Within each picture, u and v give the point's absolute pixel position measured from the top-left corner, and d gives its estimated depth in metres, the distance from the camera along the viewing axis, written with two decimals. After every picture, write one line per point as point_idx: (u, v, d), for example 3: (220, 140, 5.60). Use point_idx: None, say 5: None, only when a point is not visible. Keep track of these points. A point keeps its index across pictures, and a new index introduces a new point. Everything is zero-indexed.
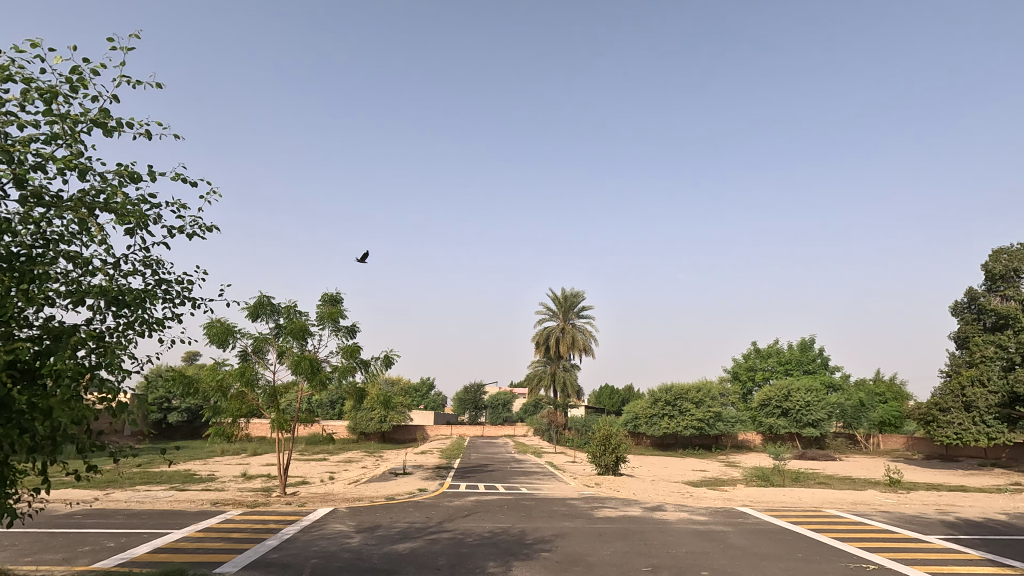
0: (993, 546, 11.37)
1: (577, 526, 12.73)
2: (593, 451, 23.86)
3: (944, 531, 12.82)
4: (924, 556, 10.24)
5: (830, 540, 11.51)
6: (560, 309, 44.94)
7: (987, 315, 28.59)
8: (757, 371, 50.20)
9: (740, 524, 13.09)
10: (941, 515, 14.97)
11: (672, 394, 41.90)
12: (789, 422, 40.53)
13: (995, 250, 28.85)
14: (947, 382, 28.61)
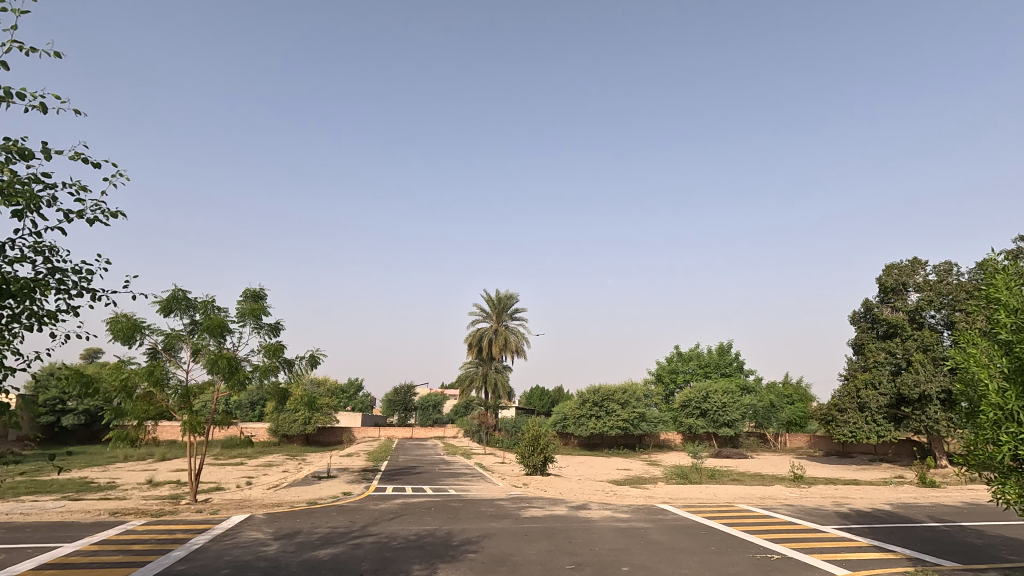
0: (879, 534, 12.54)
1: (504, 527, 12.81)
2: (522, 451, 24.07)
3: (838, 521, 13.98)
4: (821, 545, 11.12)
5: (740, 533, 12.24)
6: (493, 311, 45.04)
7: (879, 324, 31.30)
8: (678, 374, 52.65)
9: (660, 521, 13.64)
10: (836, 507, 16.31)
11: (600, 395, 43.13)
12: (707, 422, 42.78)
13: (888, 266, 31.75)
14: (845, 384, 31.18)
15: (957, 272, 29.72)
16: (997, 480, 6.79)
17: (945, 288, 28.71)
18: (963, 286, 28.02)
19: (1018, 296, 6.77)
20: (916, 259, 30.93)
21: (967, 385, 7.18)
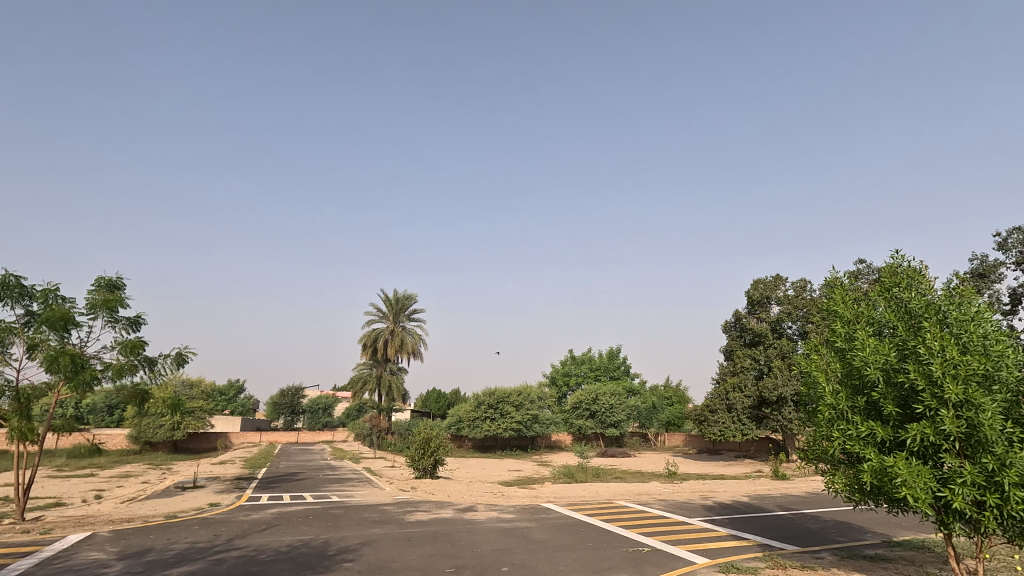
0: (736, 523, 13.75)
1: (386, 533, 12.41)
2: (412, 454, 23.55)
3: (703, 513, 15.18)
4: (686, 537, 11.96)
5: (616, 528, 12.85)
6: (390, 311, 43.79)
7: (747, 332, 34.36)
8: (571, 377, 54.58)
9: (543, 519, 13.95)
10: (703, 500, 17.70)
11: (494, 398, 43.47)
12: (595, 423, 44.69)
13: (755, 280, 35.05)
14: (716, 387, 34.04)
15: (811, 289, 33.58)
16: (828, 470, 7.68)
17: (800, 302, 32.34)
18: (814, 301, 31.69)
19: (851, 310, 7.74)
20: (778, 275, 34.50)
21: (810, 387, 8.07)
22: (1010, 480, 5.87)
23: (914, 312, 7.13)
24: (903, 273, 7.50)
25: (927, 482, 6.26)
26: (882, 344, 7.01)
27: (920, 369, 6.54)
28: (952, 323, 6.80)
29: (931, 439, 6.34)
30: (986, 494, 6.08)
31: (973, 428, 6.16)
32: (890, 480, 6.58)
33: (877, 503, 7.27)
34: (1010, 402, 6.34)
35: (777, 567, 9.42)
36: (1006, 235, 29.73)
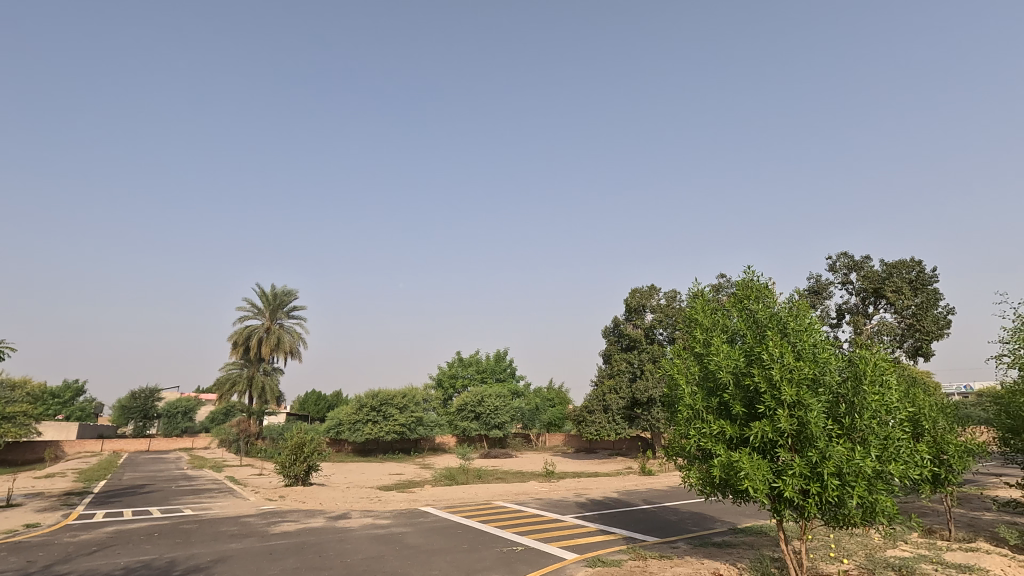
0: (605, 518, 14.48)
1: (245, 547, 11.42)
2: (282, 461, 21.97)
3: (576, 510, 15.81)
4: (558, 534, 12.36)
5: (492, 528, 12.93)
6: (266, 307, 40.71)
7: (624, 337, 36.47)
8: (458, 379, 54.48)
9: (419, 523, 13.67)
10: (576, 497, 18.47)
11: (378, 400, 42.07)
12: (479, 424, 44.96)
13: (633, 289, 37.39)
14: (594, 389, 35.82)
15: (680, 299, 36.53)
16: (685, 465, 8.31)
17: (670, 311, 35.07)
18: (681, 310, 34.53)
19: (709, 318, 8.45)
20: (653, 285, 37.13)
21: (673, 389, 8.67)
22: (828, 470, 6.74)
23: (761, 322, 7.97)
24: (753, 287, 8.34)
25: (764, 474, 7.00)
26: (733, 350, 7.73)
27: (763, 373, 7.29)
28: (790, 332, 7.69)
29: (770, 435, 7.09)
30: (810, 483, 6.92)
31: (802, 425, 7.00)
32: (735, 474, 7.26)
33: (724, 494, 7.99)
34: (831, 402, 7.29)
35: (638, 557, 10.00)
36: (835, 257, 34.61)
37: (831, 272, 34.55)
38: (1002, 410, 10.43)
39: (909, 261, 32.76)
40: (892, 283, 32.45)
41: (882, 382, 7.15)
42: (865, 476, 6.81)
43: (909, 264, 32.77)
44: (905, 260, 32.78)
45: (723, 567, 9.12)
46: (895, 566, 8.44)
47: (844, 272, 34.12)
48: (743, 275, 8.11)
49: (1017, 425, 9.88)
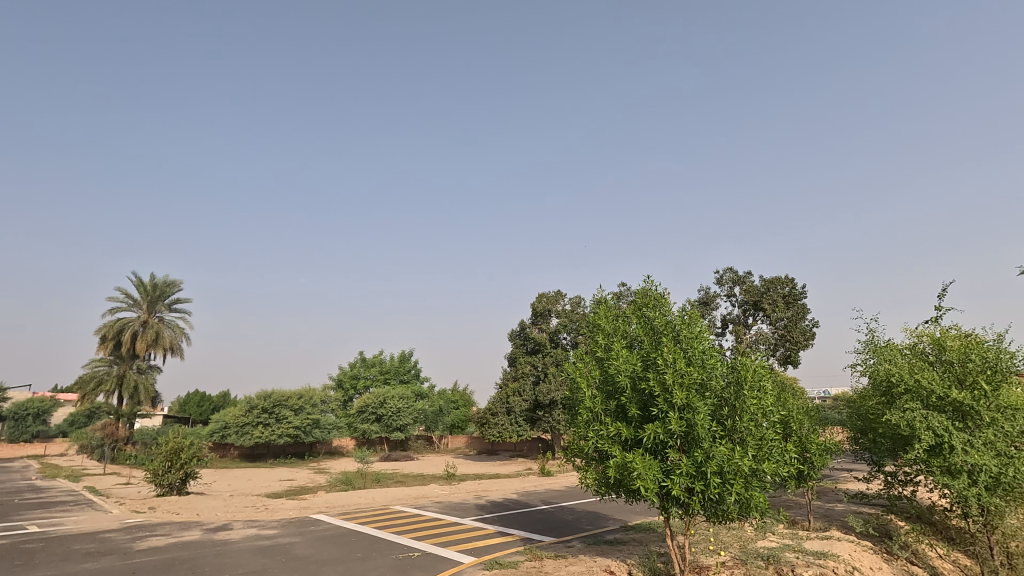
0: (503, 520, 14.55)
1: (101, 567, 10.12)
2: (154, 468, 19.84)
3: (475, 512, 15.76)
4: (456, 538, 12.21)
5: (388, 535, 12.51)
6: (144, 299, 36.78)
7: (529, 341, 37.02)
8: (359, 380, 52.48)
9: (310, 532, 12.92)
10: (476, 500, 18.42)
11: (270, 401, 39.45)
12: (380, 427, 43.62)
13: (540, 294, 38.11)
14: (499, 391, 36.07)
15: (583, 305, 37.80)
16: (583, 466, 8.51)
17: (574, 316, 36.19)
18: (585, 316, 35.78)
19: (611, 323, 8.75)
20: (559, 291, 38.09)
21: (574, 391, 8.87)
22: (711, 469, 7.20)
23: (657, 329, 8.38)
24: (651, 296, 8.75)
25: (654, 474, 7.34)
26: (631, 355, 8.05)
27: (657, 377, 7.65)
28: (683, 339, 8.15)
29: (662, 437, 7.44)
30: (695, 482, 7.36)
31: (690, 427, 7.43)
32: (628, 474, 7.55)
33: (617, 494, 8.29)
34: (716, 405, 7.81)
35: (535, 558, 10.11)
36: (722, 272, 37.55)
37: (719, 285, 37.44)
38: (854, 413, 11.79)
39: (784, 278, 36.31)
40: (769, 298, 35.78)
41: (759, 387, 7.78)
42: (742, 474, 7.36)
43: (783, 280, 36.33)
44: (780, 277, 36.29)
45: (614, 563, 9.46)
46: (763, 556, 9.20)
47: (730, 286, 37.11)
48: (643, 284, 8.48)
49: (865, 427, 11.21)
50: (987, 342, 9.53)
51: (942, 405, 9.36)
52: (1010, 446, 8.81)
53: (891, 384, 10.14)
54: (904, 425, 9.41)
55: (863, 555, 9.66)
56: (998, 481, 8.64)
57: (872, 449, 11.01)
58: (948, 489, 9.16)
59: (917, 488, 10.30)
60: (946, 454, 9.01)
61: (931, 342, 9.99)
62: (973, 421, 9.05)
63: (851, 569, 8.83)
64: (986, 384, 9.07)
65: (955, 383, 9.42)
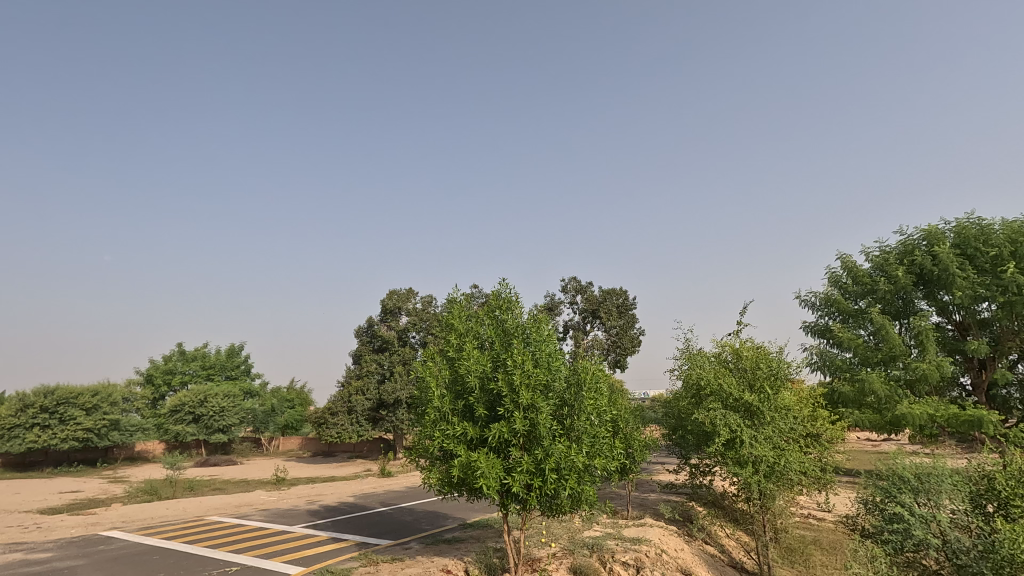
0: (338, 525, 13.81)
1: None
2: None
3: (306, 519, 14.74)
4: (282, 548, 11.28)
5: (200, 550, 11.13)
6: None
7: (376, 338, 35.73)
8: (175, 375, 46.21)
9: (98, 553, 10.95)
10: (308, 505, 17.24)
11: (53, 399, 32.92)
12: (198, 428, 38.87)
13: (391, 290, 36.99)
14: (340, 390, 34.31)
15: (435, 304, 37.59)
16: (427, 466, 8.40)
17: (425, 315, 35.85)
18: (435, 315, 35.60)
19: (463, 323, 8.77)
20: (410, 289, 37.36)
21: (422, 390, 8.71)
22: (549, 465, 7.58)
23: (508, 331, 8.65)
24: (504, 298, 8.97)
25: (497, 472, 7.52)
26: (482, 355, 8.17)
27: (506, 378, 7.87)
28: (531, 341, 8.49)
29: (506, 436, 7.66)
30: (534, 478, 7.69)
31: (533, 426, 7.74)
32: (472, 473, 7.63)
33: (460, 492, 8.33)
34: (557, 405, 8.23)
35: (370, 563, 9.76)
36: (567, 280, 40.06)
37: (563, 293, 39.88)
38: (669, 412, 13.31)
39: (618, 290, 39.92)
40: (606, 307, 39.06)
41: (596, 388, 8.39)
42: (576, 470, 7.86)
43: (619, 292, 39.92)
44: (616, 289, 39.84)
45: (451, 562, 9.50)
46: (588, 545, 9.94)
47: (573, 294, 39.76)
48: (498, 286, 8.67)
49: (676, 424, 12.77)
50: (772, 354, 11.37)
51: (737, 405, 10.98)
52: (782, 440, 10.64)
53: (700, 386, 11.62)
54: (709, 423, 10.85)
55: (669, 538, 10.93)
56: (772, 469, 10.36)
57: (681, 444, 12.53)
58: (737, 476, 10.76)
59: (712, 477, 11.95)
60: (737, 447, 10.58)
61: (732, 351, 11.67)
62: (758, 418, 10.78)
63: (660, 550, 9.94)
64: (768, 389, 10.86)
65: (747, 387, 11.12)
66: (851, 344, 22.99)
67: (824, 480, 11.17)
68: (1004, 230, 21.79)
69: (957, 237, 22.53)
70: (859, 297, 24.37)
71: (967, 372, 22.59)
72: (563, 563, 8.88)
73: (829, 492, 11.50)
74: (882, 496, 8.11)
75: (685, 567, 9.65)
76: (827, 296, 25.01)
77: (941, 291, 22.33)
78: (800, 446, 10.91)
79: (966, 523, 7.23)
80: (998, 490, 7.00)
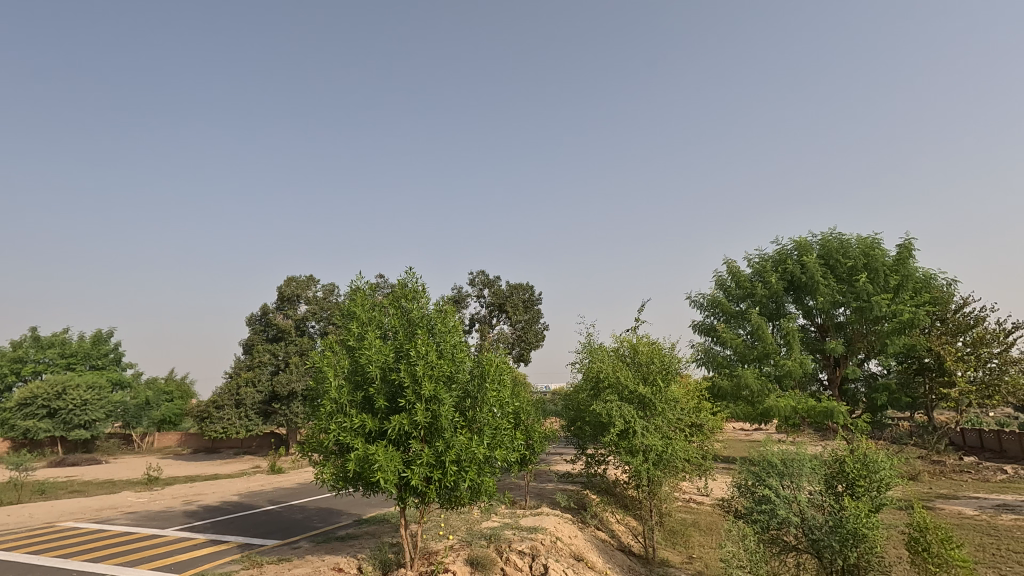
0: (218, 526, 12.79)
1: None
2: None
3: (181, 521, 13.48)
4: (151, 553, 10.22)
5: (48, 561, 9.76)
6: None
7: (270, 327, 33.48)
8: (26, 364, 40.45)
9: None
10: (185, 506, 15.83)
11: None
12: (53, 424, 34.37)
13: (289, 277, 34.70)
14: (227, 382, 31.88)
15: (337, 293, 35.92)
16: (320, 462, 7.96)
17: (326, 305, 34.19)
18: (336, 305, 34.04)
19: (366, 312, 8.42)
20: (311, 276, 35.40)
21: (319, 381, 8.26)
22: (450, 457, 7.48)
23: (412, 321, 8.45)
24: (410, 287, 8.73)
25: (395, 465, 7.31)
26: (384, 345, 7.91)
27: (408, 369, 7.67)
28: (436, 332, 8.35)
29: (406, 428, 7.46)
30: (433, 471, 7.55)
31: (434, 418, 7.61)
32: (369, 467, 7.36)
33: (354, 488, 8.00)
34: (460, 397, 8.15)
35: (253, 566, 9.12)
36: (475, 274, 40.03)
37: (470, 286, 39.80)
38: (568, 405, 13.72)
39: (525, 285, 40.55)
40: (512, 302, 39.55)
41: (499, 380, 8.40)
42: (476, 461, 7.81)
43: (524, 287, 40.54)
44: (522, 284, 40.44)
45: (343, 560, 9.12)
46: (486, 536, 9.97)
47: (480, 288, 39.83)
48: (403, 275, 8.42)
49: (574, 416, 13.24)
50: (664, 350, 12.07)
51: (631, 397, 11.56)
52: (670, 430, 11.36)
53: (598, 379, 12.08)
54: (605, 414, 11.31)
55: (564, 526, 11.28)
56: (660, 457, 11.02)
57: (579, 435, 12.95)
58: (628, 465, 11.31)
59: (606, 465, 12.48)
60: (630, 437, 11.11)
61: (629, 346, 12.27)
62: (649, 409, 11.42)
63: (555, 538, 10.23)
64: (659, 382, 11.54)
65: (641, 380, 11.74)
66: (731, 342, 25.07)
67: (703, 467, 12.04)
68: (859, 244, 24.78)
69: (822, 249, 25.30)
70: (740, 299, 26.58)
71: (824, 368, 25.41)
72: (459, 555, 8.81)
73: (707, 478, 12.40)
74: (752, 480, 8.83)
75: (578, 553, 9.99)
76: (713, 298, 27.05)
77: (807, 296, 24.96)
78: (685, 435, 11.69)
79: (821, 501, 8.13)
80: (847, 472, 7.95)
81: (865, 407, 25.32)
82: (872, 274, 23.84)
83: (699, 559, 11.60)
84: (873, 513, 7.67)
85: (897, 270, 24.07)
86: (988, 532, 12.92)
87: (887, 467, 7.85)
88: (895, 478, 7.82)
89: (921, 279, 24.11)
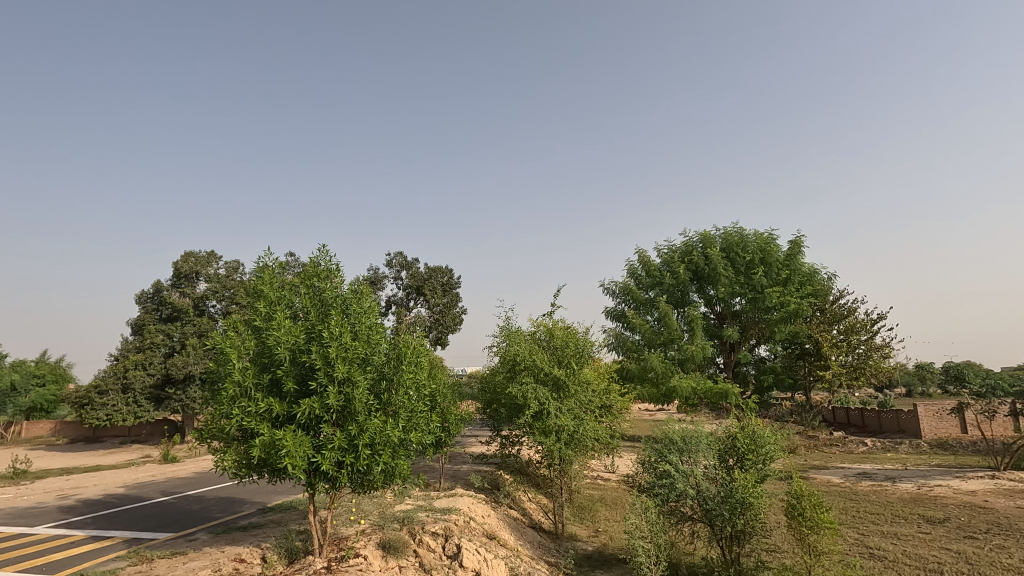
0: (101, 522, 11.67)
1: None
2: None
3: (56, 518, 12.15)
4: (16, 554, 9.13)
5: None
6: None
7: (164, 307, 30.71)
8: None
9: None
10: (60, 501, 14.30)
11: None
12: None
13: (187, 252, 31.91)
14: (111, 364, 29.01)
15: (242, 271, 33.65)
16: (220, 449, 7.45)
17: (229, 283, 31.92)
18: (240, 284, 31.97)
19: (274, 291, 7.95)
20: (211, 253, 32.78)
21: (220, 362, 7.67)
22: (363, 441, 7.28)
23: (326, 302, 8.09)
24: (323, 267, 8.33)
25: (305, 450, 7.02)
26: (294, 326, 7.51)
27: (320, 351, 7.35)
28: (350, 314, 8.07)
29: (317, 412, 7.18)
30: (346, 455, 7.33)
31: (348, 401, 7.39)
32: (275, 452, 7.01)
33: (259, 475, 7.59)
34: (374, 380, 7.93)
35: (142, 561, 8.45)
36: (392, 255, 39.09)
37: (387, 267, 38.80)
38: (484, 388, 13.81)
39: (444, 268, 40.23)
40: (430, 285, 39.12)
41: (415, 362, 8.30)
42: (390, 445, 7.67)
43: (444, 270, 40.23)
44: (441, 267, 40.09)
45: (245, 551, 8.67)
46: (398, 519, 9.85)
47: (397, 270, 38.92)
48: (316, 253, 8.00)
49: (491, 398, 13.35)
50: (579, 335, 12.49)
51: (546, 379, 11.84)
52: (581, 410, 11.77)
53: (515, 362, 12.23)
54: (521, 396, 11.52)
55: (477, 506, 11.41)
56: (572, 437, 11.41)
57: (494, 417, 13.12)
58: (541, 445, 11.62)
59: (519, 446, 12.74)
60: (544, 418, 11.38)
61: (545, 330, 12.55)
62: (563, 391, 11.78)
63: (467, 518, 10.32)
64: (573, 366, 11.91)
65: (556, 363, 12.06)
66: (640, 327, 26.41)
67: (611, 446, 12.58)
68: (756, 239, 26.84)
69: (724, 243, 27.20)
70: (649, 287, 27.94)
71: (721, 352, 27.40)
72: (371, 540, 8.64)
73: (613, 455, 13.00)
74: (655, 456, 9.35)
75: (490, 531, 10.18)
76: (625, 286, 28.18)
77: (708, 286, 26.78)
78: (595, 415, 12.15)
79: (714, 474, 8.79)
80: (737, 447, 8.64)
81: (754, 388, 27.75)
82: (767, 268, 26.05)
83: (604, 533, 12.22)
84: (758, 483, 8.44)
85: (787, 265, 26.40)
86: (851, 497, 14.67)
87: (772, 441, 8.62)
88: (778, 451, 8.60)
89: (807, 274, 26.62)
